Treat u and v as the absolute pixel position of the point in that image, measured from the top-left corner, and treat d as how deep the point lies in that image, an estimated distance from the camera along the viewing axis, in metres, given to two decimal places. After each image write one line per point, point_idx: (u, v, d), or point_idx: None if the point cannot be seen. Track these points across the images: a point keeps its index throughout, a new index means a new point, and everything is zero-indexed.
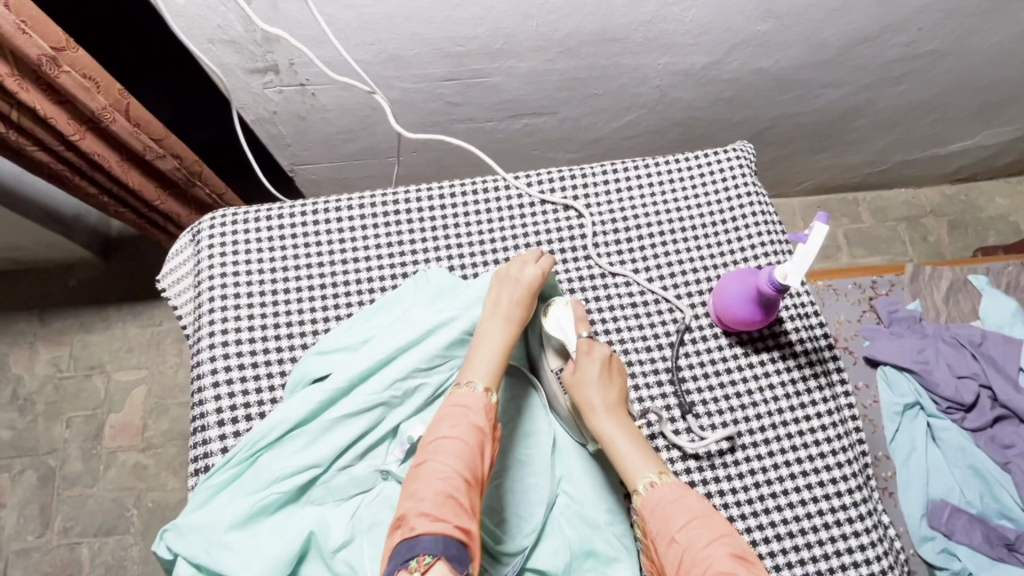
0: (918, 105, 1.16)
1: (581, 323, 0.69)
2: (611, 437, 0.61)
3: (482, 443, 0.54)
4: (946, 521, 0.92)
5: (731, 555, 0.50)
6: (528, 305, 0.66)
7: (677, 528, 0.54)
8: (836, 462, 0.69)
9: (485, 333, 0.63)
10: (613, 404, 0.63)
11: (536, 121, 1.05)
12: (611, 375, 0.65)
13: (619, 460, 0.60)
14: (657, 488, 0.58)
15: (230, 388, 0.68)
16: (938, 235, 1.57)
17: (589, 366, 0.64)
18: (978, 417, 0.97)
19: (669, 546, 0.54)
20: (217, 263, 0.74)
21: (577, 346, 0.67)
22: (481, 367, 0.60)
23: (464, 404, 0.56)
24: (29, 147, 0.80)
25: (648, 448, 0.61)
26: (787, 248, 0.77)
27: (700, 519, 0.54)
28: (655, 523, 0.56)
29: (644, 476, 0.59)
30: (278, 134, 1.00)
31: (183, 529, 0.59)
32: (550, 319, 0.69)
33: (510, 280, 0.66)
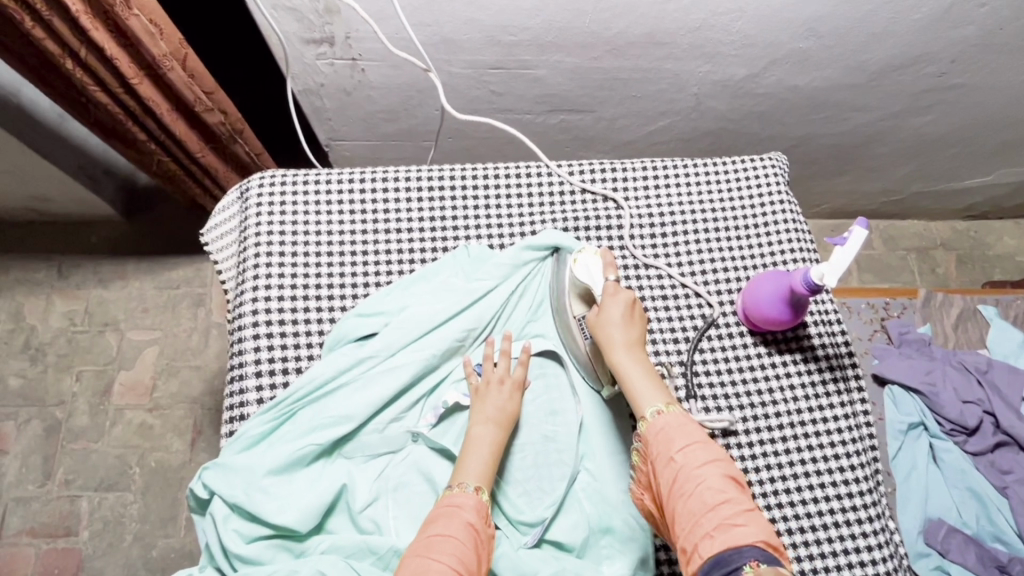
0: (942, 137, 1.19)
1: (610, 269, 0.68)
2: (629, 370, 0.63)
3: (476, 539, 0.55)
4: (942, 539, 0.94)
5: (723, 477, 0.54)
6: (513, 404, 0.66)
7: (677, 449, 0.57)
8: (849, 464, 0.71)
9: (473, 438, 0.63)
10: (633, 341, 0.64)
11: (573, 118, 1.08)
12: (632, 317, 0.66)
13: (630, 391, 0.62)
14: (664, 416, 0.59)
15: (270, 342, 0.70)
16: (946, 268, 1.61)
17: (614, 305, 0.65)
18: (980, 441, 1.00)
19: (666, 465, 0.57)
20: (264, 220, 0.75)
21: (603, 288, 0.67)
22: (471, 467, 0.61)
23: (455, 504, 0.57)
24: (91, 88, 0.83)
25: (659, 381, 0.63)
26: (815, 255, 0.79)
27: (699, 443, 0.57)
28: (656, 442, 0.58)
29: (651, 406, 0.60)
30: (321, 107, 1.02)
31: (224, 470, 0.61)
32: (577, 267, 0.69)
33: (488, 384, 0.66)
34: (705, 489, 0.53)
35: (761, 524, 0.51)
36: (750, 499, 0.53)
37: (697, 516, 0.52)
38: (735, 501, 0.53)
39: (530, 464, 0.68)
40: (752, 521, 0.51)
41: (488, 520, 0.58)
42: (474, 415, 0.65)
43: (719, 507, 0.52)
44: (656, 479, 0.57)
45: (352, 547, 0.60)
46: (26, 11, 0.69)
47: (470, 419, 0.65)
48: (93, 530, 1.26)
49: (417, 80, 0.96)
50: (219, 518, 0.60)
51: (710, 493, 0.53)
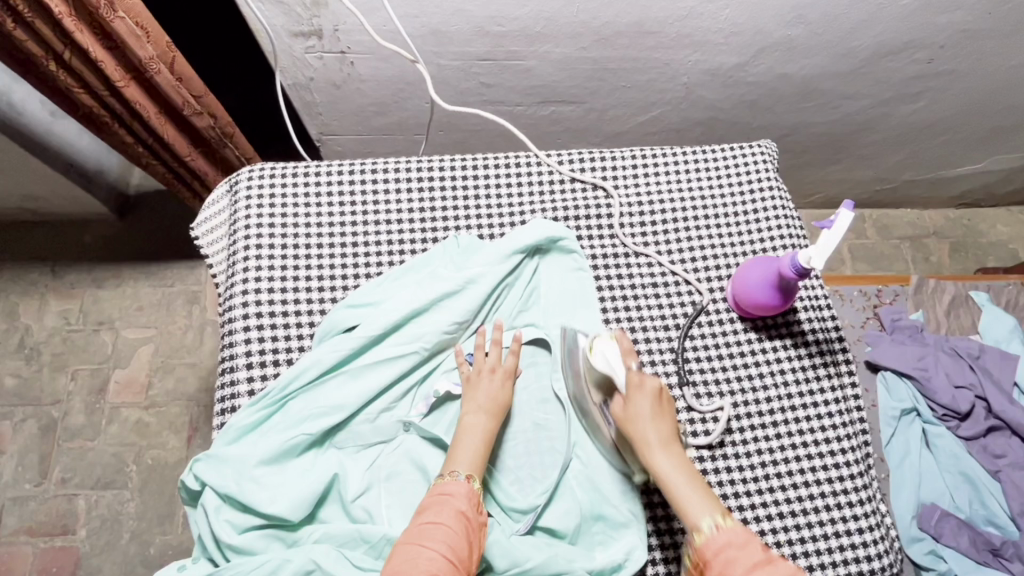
0: (933, 123, 1.20)
1: (628, 356, 0.66)
2: (670, 476, 0.59)
3: (468, 527, 0.56)
4: (935, 524, 0.95)
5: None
6: (505, 395, 0.66)
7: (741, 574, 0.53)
8: (840, 447, 0.71)
9: (464, 427, 0.63)
10: (667, 439, 0.61)
11: (564, 109, 1.07)
12: (662, 411, 0.63)
13: (675, 499, 0.59)
14: (721, 530, 0.55)
15: (261, 334, 0.70)
16: (939, 256, 1.61)
17: (642, 401, 0.62)
18: (972, 425, 1.00)
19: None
20: (253, 212, 0.75)
21: (627, 380, 0.64)
22: (462, 455, 0.61)
23: (447, 492, 0.58)
24: (75, 90, 0.82)
25: (705, 486, 0.59)
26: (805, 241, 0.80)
27: (763, 566, 0.52)
28: (715, 563, 0.54)
29: (706, 518, 0.56)
30: (312, 101, 1.02)
31: (215, 462, 0.61)
32: (596, 356, 0.66)
33: (479, 374, 0.67)
34: None
35: None
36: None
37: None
38: None
39: (522, 452, 0.68)
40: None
41: (480, 508, 0.59)
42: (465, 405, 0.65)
43: None
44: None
45: (344, 536, 0.61)
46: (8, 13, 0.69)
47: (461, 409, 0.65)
48: (90, 528, 1.26)
49: (407, 72, 0.96)
50: (210, 509, 0.60)
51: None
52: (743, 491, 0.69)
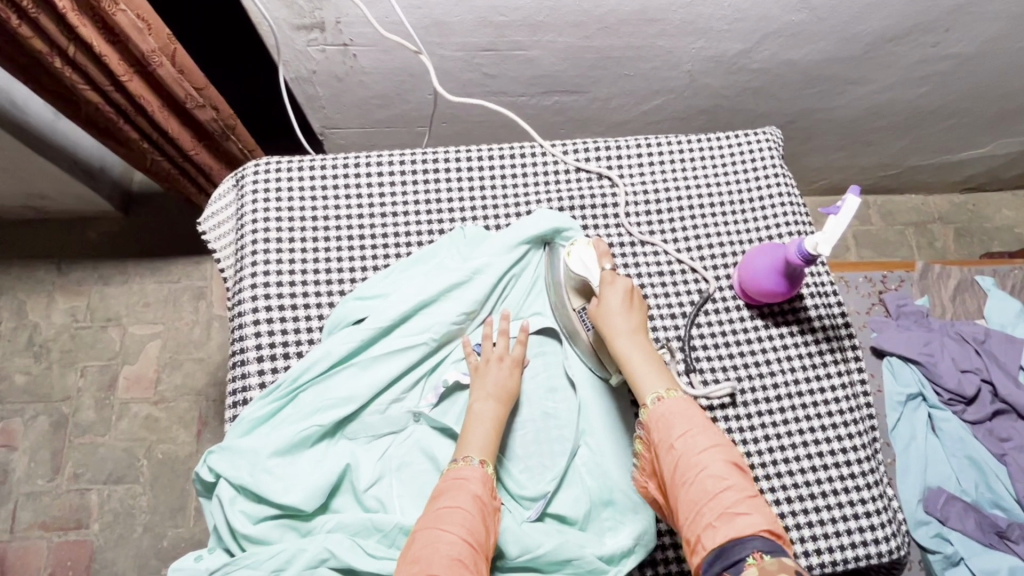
0: (939, 108, 1.19)
1: (603, 258, 0.69)
2: (631, 358, 0.63)
3: (484, 510, 0.57)
4: (941, 507, 0.95)
5: (725, 463, 0.55)
6: (514, 380, 0.66)
7: (676, 436, 0.58)
8: (847, 432, 0.72)
9: (474, 414, 0.64)
10: (635, 329, 0.65)
11: (567, 98, 1.07)
12: (631, 303, 0.66)
13: (632, 377, 0.63)
14: (665, 402, 0.60)
15: (271, 327, 0.70)
16: (944, 242, 1.61)
17: (612, 294, 0.66)
18: (978, 410, 1.00)
19: (667, 452, 0.58)
20: (260, 206, 0.76)
21: (600, 278, 0.67)
22: (473, 440, 0.62)
23: (461, 476, 0.58)
24: (80, 86, 0.82)
25: (661, 366, 0.63)
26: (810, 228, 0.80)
27: (699, 428, 0.58)
28: (656, 428, 0.59)
29: (653, 391, 0.61)
30: (315, 94, 1.02)
31: (229, 454, 0.62)
32: (572, 258, 0.69)
33: (487, 363, 0.67)
34: (707, 476, 0.55)
35: (764, 512, 0.53)
36: (751, 482, 0.55)
37: (699, 508, 0.54)
38: (736, 488, 0.54)
39: (532, 441, 0.69)
40: (756, 508, 0.53)
41: (493, 492, 0.60)
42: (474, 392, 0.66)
43: (721, 495, 0.54)
44: (658, 465, 0.59)
45: (357, 525, 0.61)
46: (11, 8, 0.69)
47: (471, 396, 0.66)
48: (103, 522, 1.27)
49: (409, 64, 0.95)
50: (225, 501, 0.61)
51: (713, 483, 0.54)
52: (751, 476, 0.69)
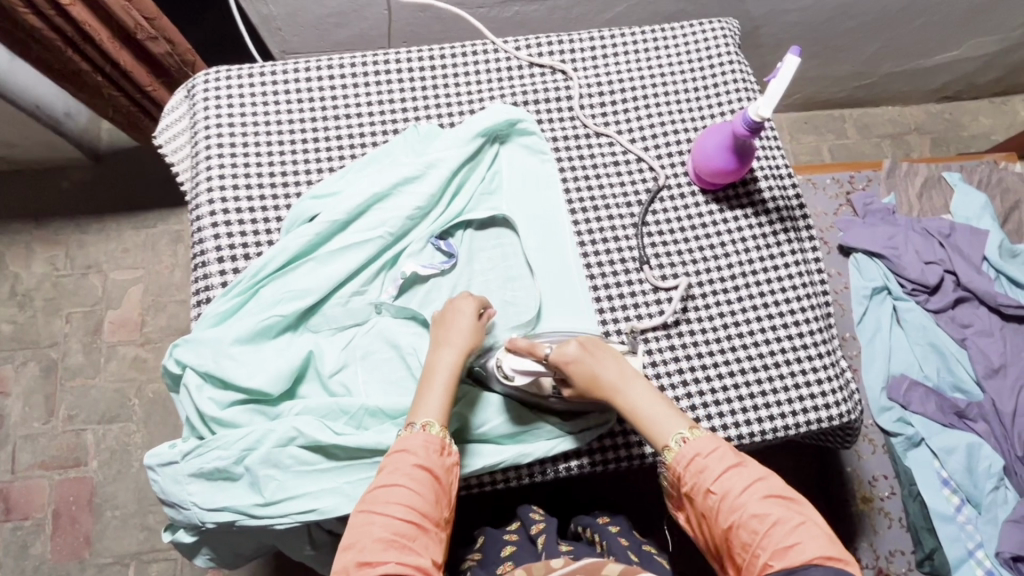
0: (908, 4, 1.17)
1: (535, 349, 0.62)
2: (636, 411, 0.59)
3: (433, 484, 0.55)
4: (904, 393, 0.98)
5: (766, 498, 0.52)
6: (476, 335, 0.62)
7: (713, 479, 0.54)
8: (799, 306, 0.74)
9: (431, 365, 0.60)
10: (618, 381, 0.60)
11: (528, 9, 1.05)
12: (597, 361, 0.61)
13: (646, 427, 0.59)
14: (690, 443, 0.56)
15: (229, 229, 0.71)
16: (921, 152, 1.60)
17: (576, 369, 0.60)
18: (941, 299, 1.02)
19: (705, 497, 0.54)
20: (212, 114, 0.75)
21: (551, 366, 0.61)
22: (427, 402, 0.58)
23: (409, 444, 0.55)
24: (20, 10, 0.79)
25: (668, 402, 0.59)
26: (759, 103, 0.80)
27: (733, 467, 0.54)
28: (688, 473, 0.55)
29: (674, 433, 0.57)
30: (269, 15, 1.00)
31: (193, 346, 0.64)
32: (512, 378, 0.63)
33: (451, 306, 0.64)
34: (752, 517, 0.51)
35: (816, 536, 0.50)
36: (799, 510, 0.52)
37: (753, 549, 0.51)
38: (784, 521, 0.51)
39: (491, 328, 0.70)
40: (807, 536, 0.50)
41: (445, 451, 0.57)
42: (433, 346, 0.62)
43: (771, 531, 0.50)
44: (698, 510, 0.55)
45: (323, 408, 0.64)
46: None
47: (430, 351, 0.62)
48: (101, 459, 1.31)
49: None
50: (193, 389, 0.63)
51: (758, 522, 0.51)
52: (706, 352, 0.71)
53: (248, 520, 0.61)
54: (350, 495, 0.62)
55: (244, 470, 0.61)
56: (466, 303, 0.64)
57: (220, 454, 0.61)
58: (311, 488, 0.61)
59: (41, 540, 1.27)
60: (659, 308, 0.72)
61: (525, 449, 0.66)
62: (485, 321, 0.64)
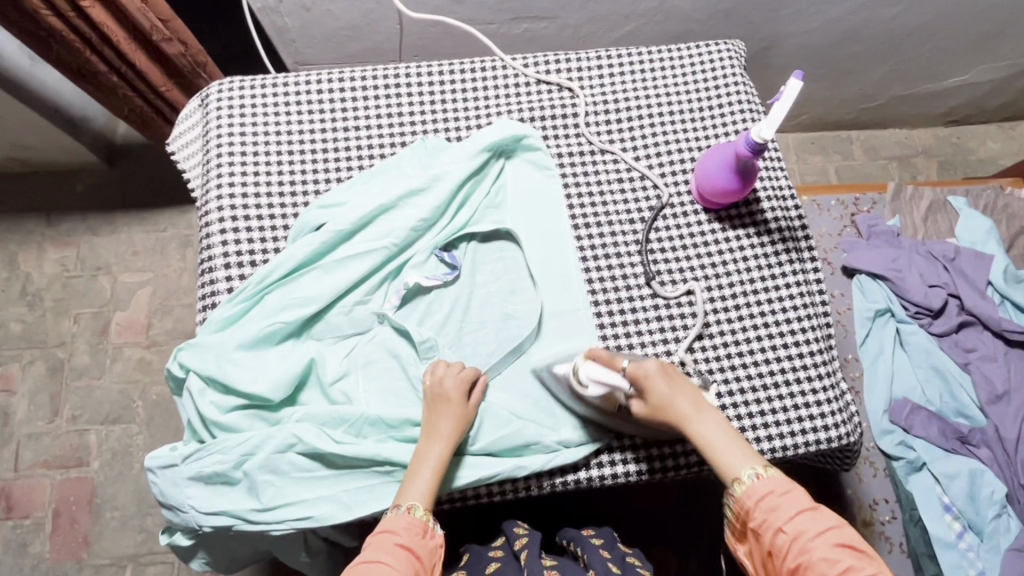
0: (914, 28, 1.18)
1: (613, 361, 0.63)
2: (709, 438, 0.60)
3: (414, 561, 0.55)
4: (906, 417, 0.98)
5: (838, 546, 0.51)
6: (464, 422, 0.63)
7: (786, 519, 0.53)
8: (800, 327, 0.74)
9: (419, 455, 0.61)
10: (696, 406, 0.61)
11: (537, 26, 1.07)
12: (676, 383, 0.62)
13: (712, 455, 0.59)
14: (763, 479, 0.56)
15: (237, 236, 0.72)
16: (927, 175, 1.60)
17: (658, 385, 0.61)
18: (944, 323, 1.02)
19: (775, 534, 0.54)
20: (225, 123, 0.77)
21: (633, 378, 0.61)
22: (414, 486, 0.60)
23: (393, 526, 0.57)
24: (42, 12, 0.81)
25: (739, 435, 0.60)
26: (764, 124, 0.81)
27: (809, 511, 0.54)
28: (759, 509, 0.55)
29: (746, 467, 0.57)
30: (284, 26, 1.03)
31: (197, 350, 0.65)
32: (588, 388, 0.61)
33: (441, 394, 0.64)
34: (821, 560, 0.51)
35: None
36: (872, 562, 0.51)
37: None
38: (855, 570, 0.50)
39: (493, 339, 0.71)
40: None
41: (428, 533, 0.58)
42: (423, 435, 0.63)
43: None
44: (763, 546, 0.55)
45: (324, 415, 0.64)
46: None
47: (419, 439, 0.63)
48: (103, 460, 1.32)
49: None
50: (195, 392, 0.64)
51: (828, 567, 0.50)
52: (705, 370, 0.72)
53: (244, 525, 0.61)
54: (346, 503, 0.62)
55: (242, 475, 0.62)
56: (455, 388, 0.64)
57: (219, 458, 0.61)
58: (307, 495, 0.62)
59: (40, 539, 1.28)
60: (660, 325, 0.73)
61: (521, 462, 0.66)
62: (475, 399, 0.65)
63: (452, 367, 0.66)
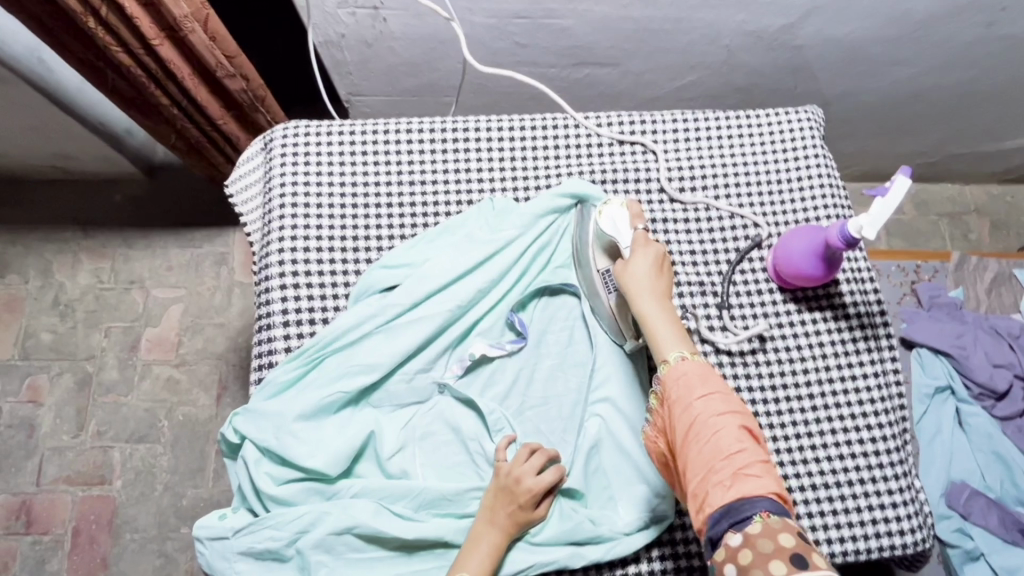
0: (985, 93, 1.14)
1: (637, 220, 0.66)
2: (653, 319, 0.60)
3: None
4: (964, 502, 0.94)
5: (740, 428, 0.52)
6: (531, 508, 0.61)
7: (696, 396, 0.54)
8: (877, 422, 0.70)
9: (476, 532, 0.60)
10: (661, 292, 0.61)
11: (599, 72, 1.04)
12: (661, 270, 0.63)
13: (652, 336, 0.59)
14: (687, 363, 0.56)
15: (297, 292, 0.70)
16: (979, 233, 1.55)
17: (642, 255, 0.63)
18: (1009, 406, 0.98)
19: (684, 410, 0.54)
20: (288, 170, 0.75)
21: (632, 239, 0.65)
22: (468, 560, 0.58)
23: None
24: (112, 49, 0.78)
25: (683, 330, 0.60)
26: (846, 202, 0.77)
27: (718, 392, 0.54)
28: (675, 386, 0.55)
29: (675, 351, 0.57)
30: (343, 61, 1.01)
31: (253, 416, 0.63)
32: (605, 221, 0.67)
33: (513, 473, 0.61)
34: (721, 438, 0.51)
35: (775, 480, 0.50)
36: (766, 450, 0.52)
37: (710, 465, 0.51)
38: (750, 452, 0.51)
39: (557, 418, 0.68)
40: (767, 474, 0.50)
41: None
42: (484, 512, 0.61)
43: (734, 457, 0.50)
44: (673, 423, 0.55)
45: (382, 490, 0.62)
46: None
47: (478, 515, 0.61)
48: (126, 479, 1.30)
49: (439, 31, 0.94)
50: (251, 462, 0.62)
51: (727, 443, 0.51)
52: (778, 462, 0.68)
53: None
54: None
55: (295, 552, 0.60)
56: (531, 475, 0.61)
57: (273, 534, 0.59)
58: None
59: (58, 556, 1.26)
60: None
61: (580, 551, 0.63)
62: (551, 489, 0.62)
63: (528, 459, 0.62)
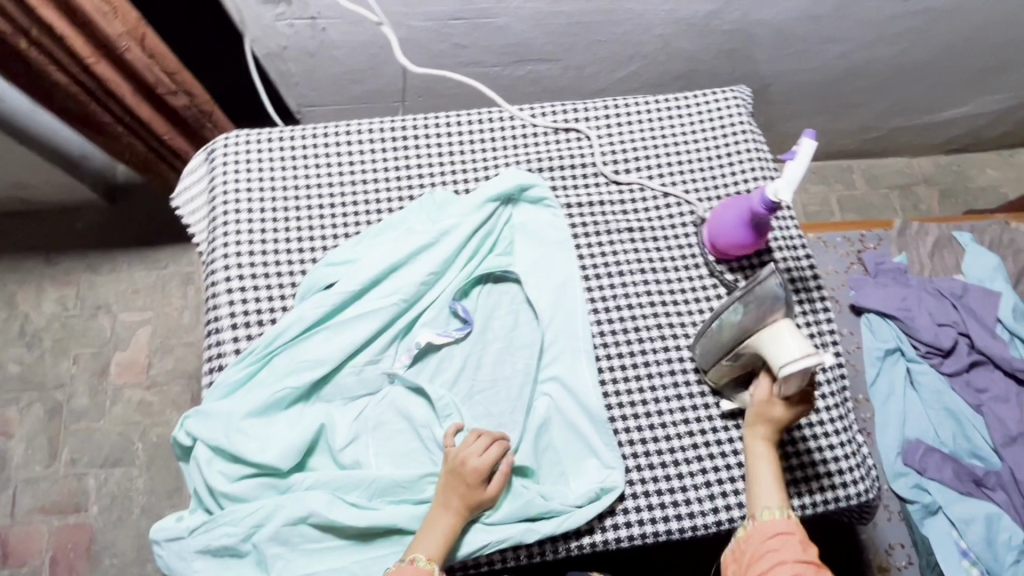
0: (915, 65, 1.19)
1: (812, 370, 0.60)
2: (761, 462, 0.63)
3: None
4: (919, 459, 0.97)
5: None
6: (481, 489, 0.62)
7: (787, 553, 0.59)
8: (816, 381, 0.73)
9: (432, 515, 0.61)
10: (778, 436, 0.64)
11: (541, 67, 1.07)
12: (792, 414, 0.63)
13: (755, 480, 0.63)
14: (782, 522, 0.61)
15: (244, 295, 0.71)
16: (929, 203, 1.60)
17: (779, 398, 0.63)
18: (955, 362, 1.01)
19: (772, 560, 0.59)
20: (230, 178, 0.76)
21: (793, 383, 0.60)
22: (424, 540, 0.60)
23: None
24: (48, 70, 0.78)
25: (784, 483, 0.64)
26: (773, 169, 0.81)
27: (809, 559, 0.59)
28: (769, 536, 0.60)
29: (777, 506, 0.62)
30: (288, 72, 1.03)
31: (204, 417, 0.64)
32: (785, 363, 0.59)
33: (459, 457, 0.62)
34: None
35: None
36: None
37: None
38: None
39: (506, 399, 0.69)
40: None
41: None
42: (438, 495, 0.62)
43: None
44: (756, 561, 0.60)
45: (334, 480, 0.63)
46: None
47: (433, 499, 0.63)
48: (102, 504, 1.29)
49: (378, 37, 0.96)
50: (203, 461, 0.63)
51: None
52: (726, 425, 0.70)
53: None
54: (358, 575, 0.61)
55: (251, 547, 0.61)
56: (477, 457, 0.62)
57: (227, 531, 0.60)
58: (316, 568, 0.61)
59: None
60: (677, 378, 0.71)
61: (534, 527, 0.64)
62: (501, 469, 0.63)
63: (478, 441, 0.63)
